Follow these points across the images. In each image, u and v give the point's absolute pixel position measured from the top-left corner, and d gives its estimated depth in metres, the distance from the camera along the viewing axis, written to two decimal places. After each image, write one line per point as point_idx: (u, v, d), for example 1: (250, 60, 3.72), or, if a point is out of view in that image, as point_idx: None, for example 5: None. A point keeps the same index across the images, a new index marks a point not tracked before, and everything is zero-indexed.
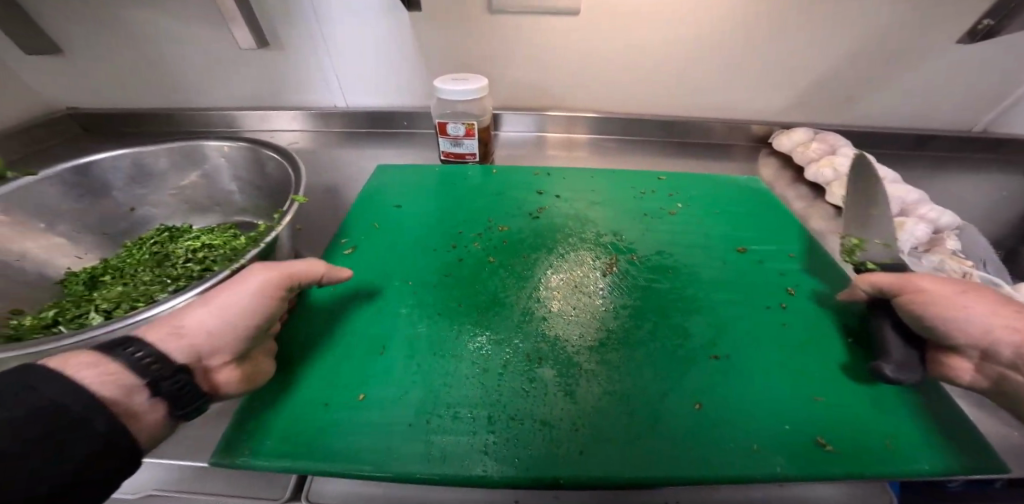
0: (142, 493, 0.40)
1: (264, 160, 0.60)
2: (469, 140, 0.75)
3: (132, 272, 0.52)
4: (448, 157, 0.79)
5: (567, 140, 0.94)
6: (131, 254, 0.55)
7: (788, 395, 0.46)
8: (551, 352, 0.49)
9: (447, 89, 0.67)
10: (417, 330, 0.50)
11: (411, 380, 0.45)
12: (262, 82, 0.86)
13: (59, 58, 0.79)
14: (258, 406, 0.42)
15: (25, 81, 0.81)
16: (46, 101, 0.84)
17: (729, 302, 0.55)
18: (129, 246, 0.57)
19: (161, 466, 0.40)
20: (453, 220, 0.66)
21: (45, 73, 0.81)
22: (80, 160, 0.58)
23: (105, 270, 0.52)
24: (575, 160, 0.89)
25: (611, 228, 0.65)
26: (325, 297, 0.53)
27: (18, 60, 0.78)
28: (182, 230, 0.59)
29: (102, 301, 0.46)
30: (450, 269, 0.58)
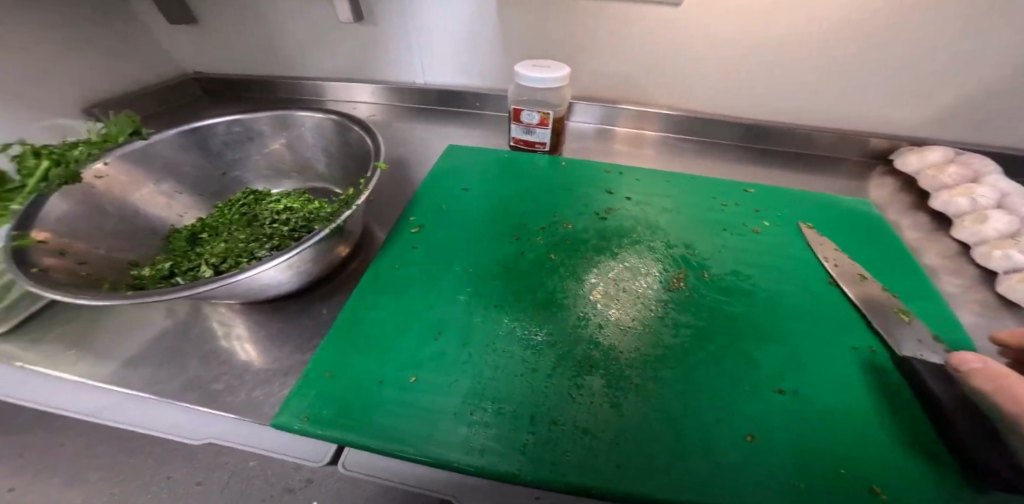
0: (203, 439, 0.44)
1: (346, 132, 0.63)
2: (542, 129, 0.73)
3: (228, 231, 0.56)
4: (517, 144, 0.77)
5: (637, 136, 0.88)
6: (222, 214, 0.60)
7: (872, 450, 0.40)
8: (602, 361, 0.46)
9: (527, 74, 0.65)
10: (471, 320, 0.50)
11: (458, 368, 0.46)
12: (354, 57, 0.90)
13: (192, 27, 0.88)
14: (319, 372, 0.45)
15: (163, 46, 0.91)
16: (178, 65, 0.95)
17: (815, 338, 0.49)
18: (221, 207, 0.62)
19: (214, 417, 0.43)
20: (518, 211, 0.65)
21: (179, 39, 0.91)
22: (190, 126, 0.62)
23: (203, 228, 0.57)
24: (643, 158, 0.84)
25: (683, 239, 0.60)
26: (388, 275, 0.55)
27: (161, 27, 0.88)
28: (265, 193, 0.64)
29: (210, 256, 0.50)
30: (509, 261, 0.57)
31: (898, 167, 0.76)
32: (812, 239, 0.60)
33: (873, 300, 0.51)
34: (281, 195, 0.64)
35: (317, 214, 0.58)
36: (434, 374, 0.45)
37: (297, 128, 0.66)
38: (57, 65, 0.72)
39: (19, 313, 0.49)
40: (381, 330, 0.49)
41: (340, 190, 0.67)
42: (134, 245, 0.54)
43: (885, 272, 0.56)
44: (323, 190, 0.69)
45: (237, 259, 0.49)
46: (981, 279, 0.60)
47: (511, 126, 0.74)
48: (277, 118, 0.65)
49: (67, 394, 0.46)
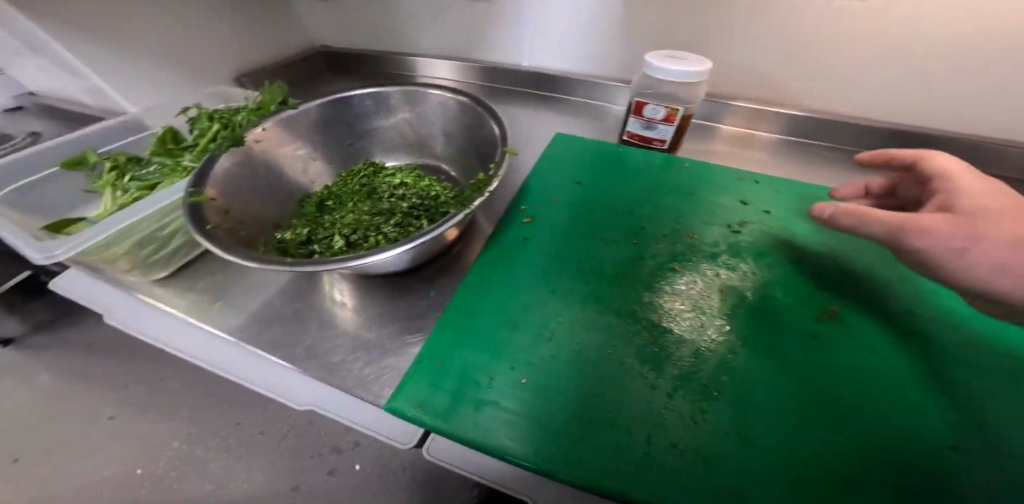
0: (307, 405, 0.45)
1: (471, 116, 0.61)
2: (666, 126, 0.66)
3: (351, 203, 0.58)
4: (632, 138, 0.71)
5: (746, 136, 0.79)
6: (345, 184, 0.62)
7: None
8: (732, 391, 0.41)
9: (663, 67, 0.58)
10: (584, 323, 0.47)
11: (572, 372, 0.43)
12: (472, 36, 0.88)
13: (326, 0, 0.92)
14: (433, 358, 0.45)
15: (300, 17, 0.96)
16: (309, 36, 1.00)
17: (1008, 413, 0.40)
18: (343, 177, 0.64)
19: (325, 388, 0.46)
20: (637, 211, 0.60)
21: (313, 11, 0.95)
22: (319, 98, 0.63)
23: (329, 197, 0.59)
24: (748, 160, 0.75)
25: (832, 268, 0.52)
26: (499, 266, 0.54)
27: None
28: (383, 167, 0.65)
29: (341, 227, 0.51)
30: (627, 264, 0.53)
31: None
32: None
33: None
34: (397, 170, 0.65)
35: (435, 197, 0.58)
36: (547, 375, 0.43)
37: (419, 105, 0.65)
38: (215, 33, 0.79)
39: (182, 258, 0.55)
40: (492, 322, 0.48)
41: (454, 171, 0.67)
42: (273, 207, 0.56)
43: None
44: (434, 168, 0.68)
45: (366, 234, 0.50)
46: None
47: (629, 119, 0.68)
48: (402, 93, 0.65)
49: (200, 341, 0.50)
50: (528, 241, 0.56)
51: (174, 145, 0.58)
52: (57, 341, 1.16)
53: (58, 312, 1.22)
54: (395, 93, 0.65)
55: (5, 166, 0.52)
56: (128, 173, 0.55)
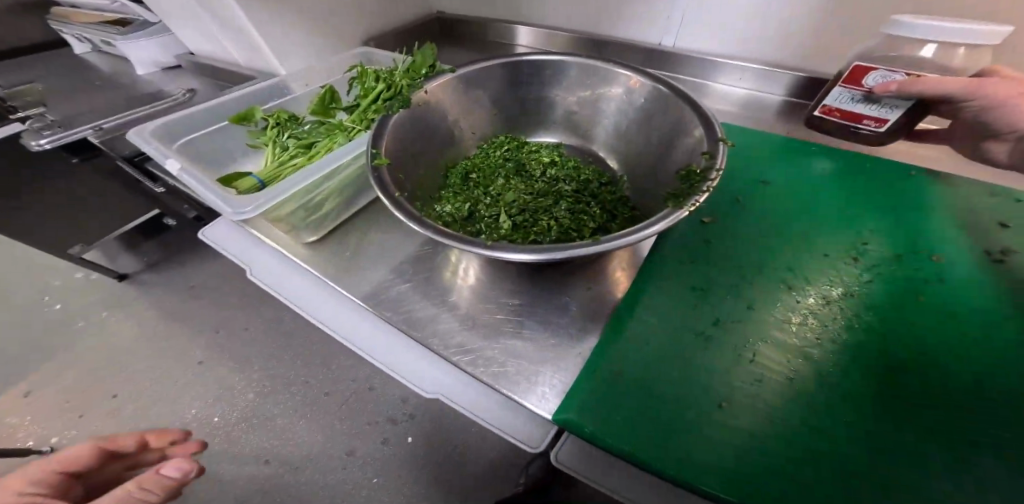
0: (436, 394, 0.43)
1: (650, 101, 0.53)
2: (893, 99, 0.51)
3: (502, 180, 0.53)
4: (830, 112, 0.60)
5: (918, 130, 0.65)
6: (487, 156, 0.58)
7: None
8: (1006, 472, 0.33)
9: (976, 29, 0.44)
10: (798, 353, 0.39)
11: (785, 408, 0.37)
12: (617, 11, 0.79)
13: None
14: (611, 366, 0.40)
15: None
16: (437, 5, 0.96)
17: None
18: (483, 149, 0.60)
19: (460, 380, 0.44)
20: (847, 224, 0.50)
21: None
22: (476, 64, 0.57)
23: (475, 169, 0.55)
24: (914, 154, 0.61)
25: None
26: (675, 272, 0.47)
27: None
28: (529, 145, 0.60)
29: (506, 208, 0.47)
30: (843, 283, 0.44)
31: None
32: None
33: None
34: (542, 146, 0.59)
35: (593, 184, 0.52)
36: (753, 403, 0.37)
37: (582, 81, 0.59)
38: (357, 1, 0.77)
39: (331, 225, 0.53)
40: (677, 337, 0.42)
41: (606, 157, 0.61)
42: (427, 177, 0.53)
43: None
44: (582, 152, 0.62)
45: (530, 217, 0.46)
46: None
47: (836, 88, 0.56)
48: (555, 66, 0.58)
49: (330, 309, 0.49)
50: (711, 246, 0.49)
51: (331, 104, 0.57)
52: (168, 280, 1.25)
53: (169, 254, 1.31)
54: (550, 66, 0.58)
55: (186, 117, 0.55)
56: (287, 131, 0.56)
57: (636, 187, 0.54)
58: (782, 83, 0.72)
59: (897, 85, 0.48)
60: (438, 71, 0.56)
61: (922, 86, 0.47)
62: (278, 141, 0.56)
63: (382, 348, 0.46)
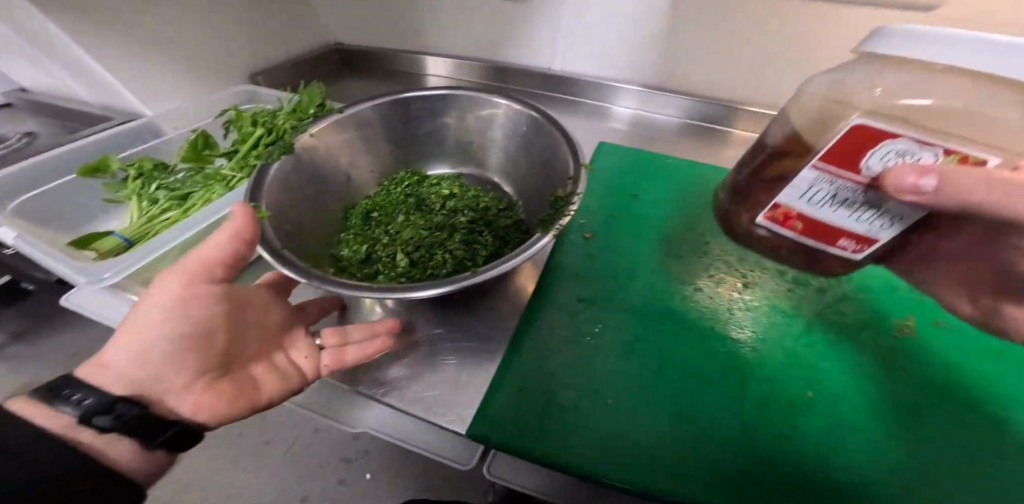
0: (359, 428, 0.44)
1: (528, 129, 0.57)
2: (896, 203, 0.36)
3: (401, 215, 0.54)
4: (787, 221, 0.44)
5: None
6: (388, 193, 0.59)
7: None
8: (819, 411, 0.42)
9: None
10: (664, 344, 0.47)
11: (656, 392, 0.43)
12: (504, 37, 0.84)
13: None
14: (515, 380, 0.44)
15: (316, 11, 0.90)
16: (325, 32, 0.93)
17: None
18: (385, 186, 0.60)
19: (381, 409, 0.45)
20: (698, 227, 0.59)
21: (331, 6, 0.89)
22: (364, 104, 0.57)
23: (375, 208, 0.56)
24: None
25: (899, 282, 0.52)
26: (564, 284, 0.52)
27: None
28: (429, 178, 0.61)
29: (403, 246, 0.48)
30: (695, 279, 0.53)
31: None
32: None
33: None
34: (442, 179, 0.61)
35: (490, 212, 0.55)
36: (635, 395, 0.43)
37: (467, 110, 0.61)
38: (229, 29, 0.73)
39: None
40: (568, 344, 0.47)
41: (502, 182, 0.64)
42: (322, 219, 0.53)
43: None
44: (480, 178, 0.66)
45: (427, 252, 0.48)
46: None
47: (806, 170, 0.38)
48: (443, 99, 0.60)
49: None
50: (593, 257, 0.55)
51: (205, 151, 0.54)
52: (29, 356, 1.05)
53: (27, 325, 1.10)
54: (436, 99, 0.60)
55: (20, 173, 0.48)
56: (155, 181, 0.51)
57: (528, 209, 0.58)
58: (665, 104, 0.83)
59: (933, 177, 0.31)
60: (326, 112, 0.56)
61: (959, 181, 0.31)
62: (144, 193, 0.51)
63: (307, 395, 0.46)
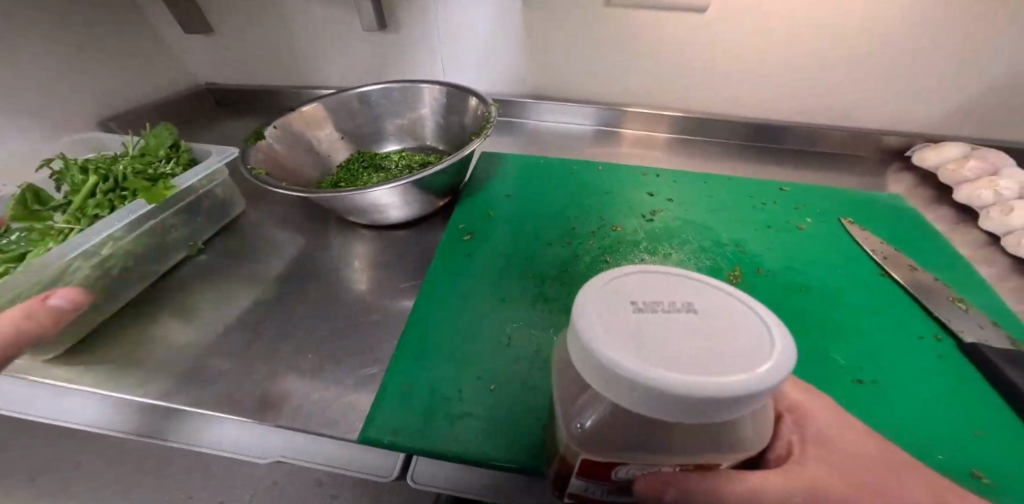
0: (270, 457, 0.40)
1: (444, 101, 0.66)
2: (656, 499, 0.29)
3: (369, 175, 0.63)
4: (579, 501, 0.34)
5: (648, 139, 0.90)
6: (347, 168, 0.65)
7: (937, 423, 0.41)
8: None
9: (716, 384, 0.20)
10: (543, 323, 0.50)
11: (537, 368, 0.46)
12: (377, 67, 0.88)
13: (210, 38, 0.86)
14: (402, 383, 0.44)
15: (180, 58, 0.88)
16: (195, 78, 0.92)
17: (881, 331, 0.49)
18: (341, 165, 0.66)
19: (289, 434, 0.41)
20: (565, 216, 0.64)
21: (196, 51, 0.88)
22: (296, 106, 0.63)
23: (339, 180, 0.63)
24: (655, 159, 0.85)
25: (731, 236, 0.60)
26: (447, 287, 0.54)
27: (180, 39, 0.86)
28: (379, 155, 0.68)
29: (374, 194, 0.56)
30: (566, 261, 0.57)
31: (917, 164, 0.79)
32: (857, 240, 0.59)
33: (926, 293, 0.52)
34: (388, 155, 0.68)
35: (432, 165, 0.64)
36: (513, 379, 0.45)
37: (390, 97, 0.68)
38: (76, 80, 0.70)
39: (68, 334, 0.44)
40: (452, 340, 0.48)
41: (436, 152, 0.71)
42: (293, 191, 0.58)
43: (939, 267, 0.57)
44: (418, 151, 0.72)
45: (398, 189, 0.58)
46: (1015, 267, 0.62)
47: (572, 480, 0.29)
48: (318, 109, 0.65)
49: (130, 415, 0.42)
50: (473, 260, 0.58)
51: (37, 206, 0.49)
52: None
53: None
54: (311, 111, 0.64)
55: None
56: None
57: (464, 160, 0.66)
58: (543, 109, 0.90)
59: (676, 488, 0.27)
60: (182, 151, 0.58)
61: None
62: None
63: (177, 429, 0.42)
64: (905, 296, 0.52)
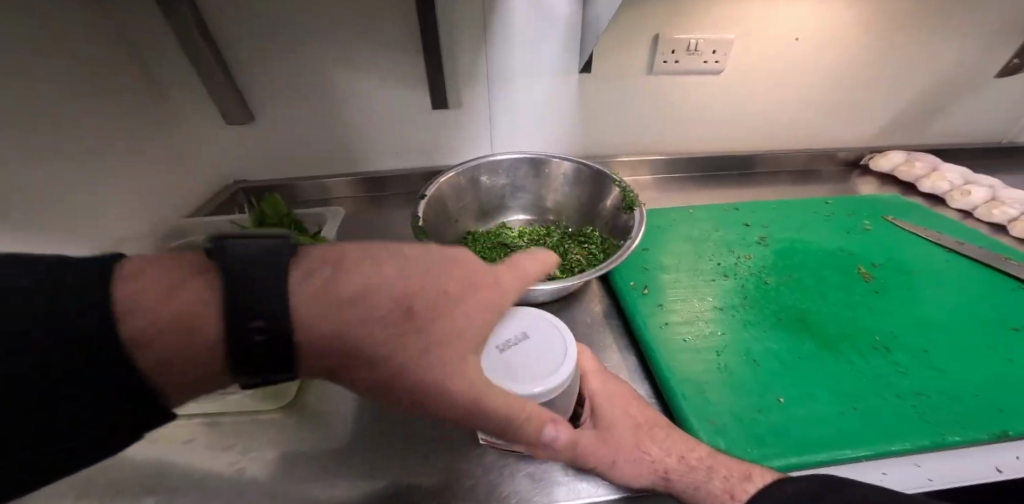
0: None
1: (549, 169, 0.70)
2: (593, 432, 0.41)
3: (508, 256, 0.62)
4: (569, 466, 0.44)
5: (634, 181, 1.00)
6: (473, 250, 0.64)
7: None
8: (891, 340, 0.53)
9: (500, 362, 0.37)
10: (771, 344, 0.53)
11: (803, 379, 0.49)
12: (428, 144, 0.87)
13: (245, 130, 0.79)
14: (706, 425, 0.44)
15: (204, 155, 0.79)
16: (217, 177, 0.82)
17: (988, 286, 0.61)
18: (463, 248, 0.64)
19: None
20: (701, 252, 0.67)
21: (224, 147, 0.79)
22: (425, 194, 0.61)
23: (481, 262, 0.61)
24: (691, 196, 0.96)
25: (836, 244, 0.69)
26: (656, 331, 0.54)
27: (208, 135, 0.77)
28: (492, 231, 0.68)
29: (547, 274, 0.58)
30: (739, 289, 0.60)
31: (874, 169, 1.02)
32: (909, 227, 0.73)
33: (988, 255, 0.66)
34: (499, 229, 0.68)
35: (556, 233, 0.67)
36: (794, 409, 0.46)
37: (497, 172, 0.69)
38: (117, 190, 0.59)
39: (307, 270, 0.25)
40: (710, 378, 0.49)
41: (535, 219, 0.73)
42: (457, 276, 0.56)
43: (970, 235, 0.74)
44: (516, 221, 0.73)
45: (563, 263, 0.61)
46: (992, 230, 0.84)
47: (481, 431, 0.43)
48: (439, 192, 0.63)
49: None
50: (663, 308, 0.57)
51: None
52: None
53: None
54: (435, 194, 0.63)
55: None
56: None
57: (575, 222, 0.70)
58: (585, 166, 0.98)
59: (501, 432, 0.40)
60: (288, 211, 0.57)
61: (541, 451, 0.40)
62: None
63: None
64: (979, 263, 0.65)
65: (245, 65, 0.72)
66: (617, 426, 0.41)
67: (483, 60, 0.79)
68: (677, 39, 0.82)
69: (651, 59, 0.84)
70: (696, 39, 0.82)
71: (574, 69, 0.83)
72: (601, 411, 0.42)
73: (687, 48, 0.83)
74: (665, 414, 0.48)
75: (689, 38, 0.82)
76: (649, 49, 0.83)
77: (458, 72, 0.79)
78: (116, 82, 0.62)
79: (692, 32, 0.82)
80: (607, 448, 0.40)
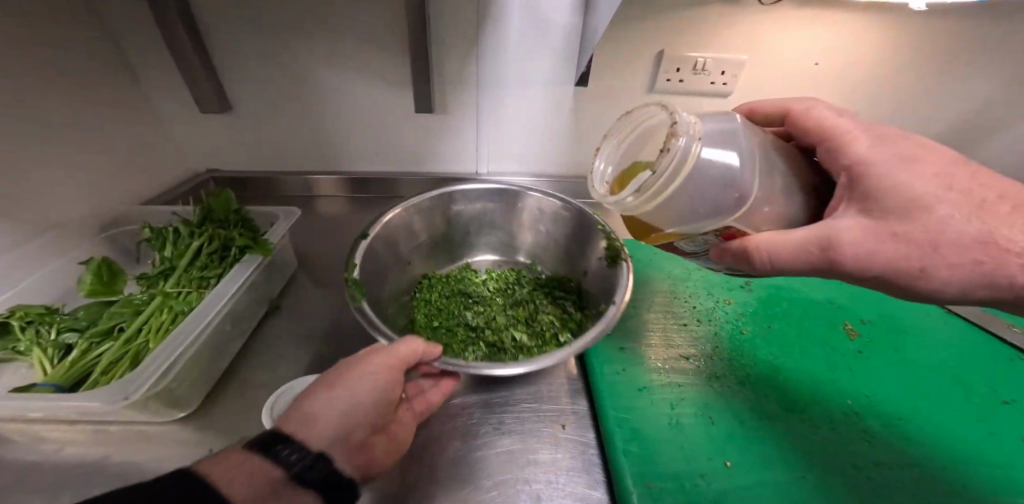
0: None
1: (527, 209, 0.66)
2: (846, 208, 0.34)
3: (469, 310, 0.58)
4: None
5: None
6: (431, 301, 0.60)
7: None
8: (865, 405, 0.48)
9: None
10: (730, 400, 0.48)
11: (758, 440, 0.44)
12: (412, 147, 0.84)
13: (223, 119, 0.76)
14: (643, 484, 0.40)
15: (179, 141, 0.78)
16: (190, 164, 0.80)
17: (984, 353, 0.56)
18: (420, 297, 0.61)
19: None
20: (675, 291, 0.62)
21: (200, 134, 0.78)
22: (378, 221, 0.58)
23: (433, 317, 0.57)
24: None
25: (826, 293, 0.63)
26: (607, 375, 0.50)
27: (184, 122, 0.76)
28: (458, 278, 0.64)
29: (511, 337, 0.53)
30: (708, 335, 0.56)
31: None
32: None
33: (992, 321, 0.60)
34: (464, 276, 0.64)
35: (527, 285, 0.63)
36: (742, 474, 0.41)
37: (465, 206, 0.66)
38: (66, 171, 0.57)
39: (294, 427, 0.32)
40: (657, 432, 0.45)
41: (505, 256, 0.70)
42: None
43: None
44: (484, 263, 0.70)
45: (532, 325, 0.56)
46: None
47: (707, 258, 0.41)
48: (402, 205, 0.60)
49: None
50: (621, 351, 0.53)
51: (114, 281, 0.48)
52: None
53: None
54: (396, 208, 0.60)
55: None
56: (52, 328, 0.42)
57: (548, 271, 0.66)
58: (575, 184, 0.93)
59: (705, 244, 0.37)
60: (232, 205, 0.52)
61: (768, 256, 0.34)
62: (44, 341, 0.41)
63: None
64: (979, 328, 0.59)
65: (225, 55, 0.70)
66: (900, 190, 0.32)
67: (473, 64, 0.75)
68: (683, 57, 0.76)
69: (653, 77, 0.79)
70: (704, 58, 0.77)
71: (570, 83, 0.79)
72: (865, 183, 0.33)
73: (694, 67, 0.78)
74: (603, 468, 0.43)
75: (697, 56, 0.77)
76: (652, 65, 0.78)
77: (446, 78, 0.76)
78: (89, 66, 0.61)
79: (700, 50, 0.76)
80: (854, 235, 0.32)
